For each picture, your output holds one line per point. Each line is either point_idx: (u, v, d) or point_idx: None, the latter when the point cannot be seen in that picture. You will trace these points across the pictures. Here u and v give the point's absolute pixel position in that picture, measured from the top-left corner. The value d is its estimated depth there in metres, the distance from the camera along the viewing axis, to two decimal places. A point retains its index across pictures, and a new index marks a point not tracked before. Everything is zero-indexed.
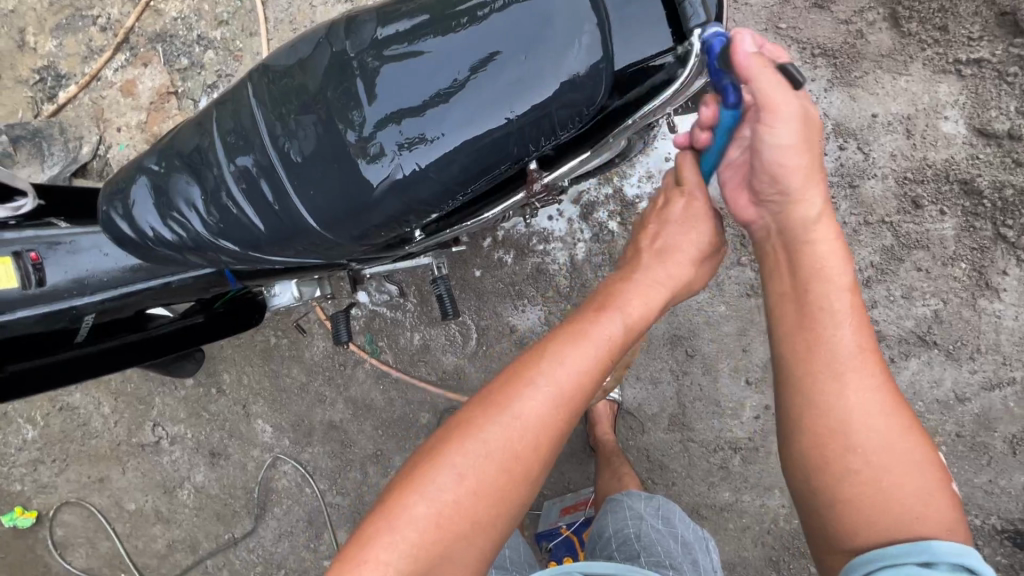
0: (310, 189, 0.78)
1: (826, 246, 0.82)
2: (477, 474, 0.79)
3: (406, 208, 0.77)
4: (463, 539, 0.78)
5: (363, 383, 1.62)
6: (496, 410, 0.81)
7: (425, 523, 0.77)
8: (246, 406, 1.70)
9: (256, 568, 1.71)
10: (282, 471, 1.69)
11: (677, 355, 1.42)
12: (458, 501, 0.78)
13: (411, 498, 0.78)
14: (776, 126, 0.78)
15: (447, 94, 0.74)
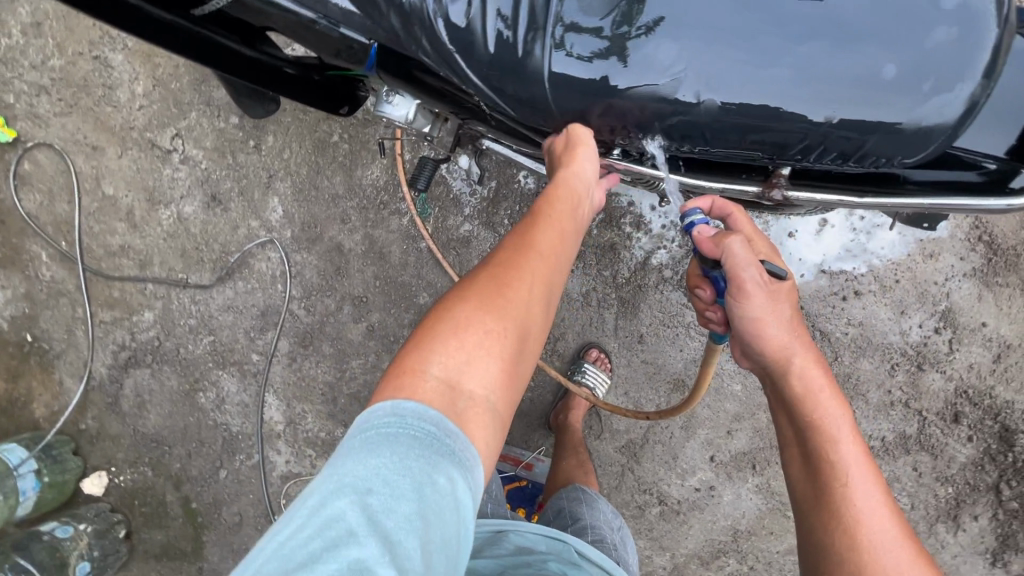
0: (571, 44, 0.72)
1: (819, 388, 0.89)
2: (503, 313, 0.83)
3: (650, 124, 0.74)
4: (492, 354, 0.81)
5: (390, 231, 1.54)
6: (502, 266, 0.87)
7: (463, 347, 0.80)
8: (271, 177, 1.61)
9: (189, 320, 1.66)
10: (267, 255, 1.61)
11: (673, 398, 1.43)
12: (484, 323, 0.82)
13: (441, 328, 0.81)
14: (748, 303, 0.88)
15: (754, 41, 0.69)
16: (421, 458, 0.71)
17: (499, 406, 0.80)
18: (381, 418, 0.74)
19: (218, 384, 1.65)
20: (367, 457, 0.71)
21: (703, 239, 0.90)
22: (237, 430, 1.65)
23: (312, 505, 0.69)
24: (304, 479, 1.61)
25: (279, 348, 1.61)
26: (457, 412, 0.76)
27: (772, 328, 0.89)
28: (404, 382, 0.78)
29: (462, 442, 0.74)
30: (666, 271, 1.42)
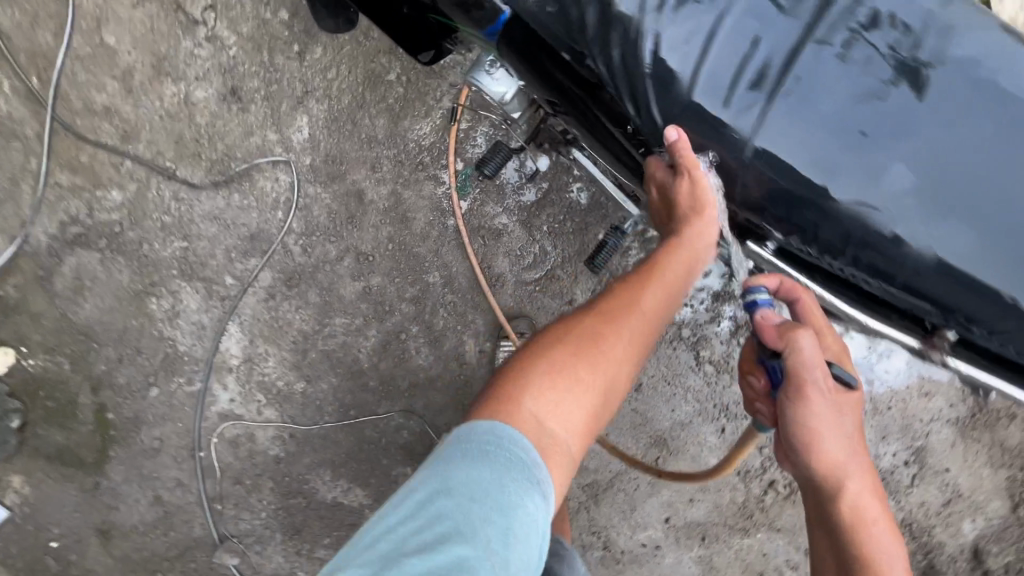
0: (734, 114, 0.74)
1: (863, 491, 0.89)
2: (602, 368, 0.84)
3: (790, 215, 0.76)
4: (579, 395, 0.82)
5: (421, 196, 1.41)
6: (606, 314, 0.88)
7: (549, 397, 0.80)
8: (306, 93, 1.42)
9: (165, 216, 1.46)
10: (275, 176, 1.43)
11: (649, 452, 1.42)
12: (573, 367, 0.83)
13: (541, 367, 0.82)
14: (813, 407, 0.85)
15: (892, 167, 0.71)
16: (514, 481, 0.72)
17: (573, 451, 0.80)
18: (479, 434, 0.75)
19: (177, 295, 1.47)
20: (469, 466, 0.73)
21: (768, 329, 0.86)
22: (184, 351, 1.48)
23: (416, 498, 0.73)
24: (244, 424, 1.47)
25: (259, 279, 1.45)
26: (540, 446, 0.76)
27: (830, 434, 0.87)
28: (492, 411, 0.78)
29: (544, 472, 0.75)
30: (685, 330, 1.40)
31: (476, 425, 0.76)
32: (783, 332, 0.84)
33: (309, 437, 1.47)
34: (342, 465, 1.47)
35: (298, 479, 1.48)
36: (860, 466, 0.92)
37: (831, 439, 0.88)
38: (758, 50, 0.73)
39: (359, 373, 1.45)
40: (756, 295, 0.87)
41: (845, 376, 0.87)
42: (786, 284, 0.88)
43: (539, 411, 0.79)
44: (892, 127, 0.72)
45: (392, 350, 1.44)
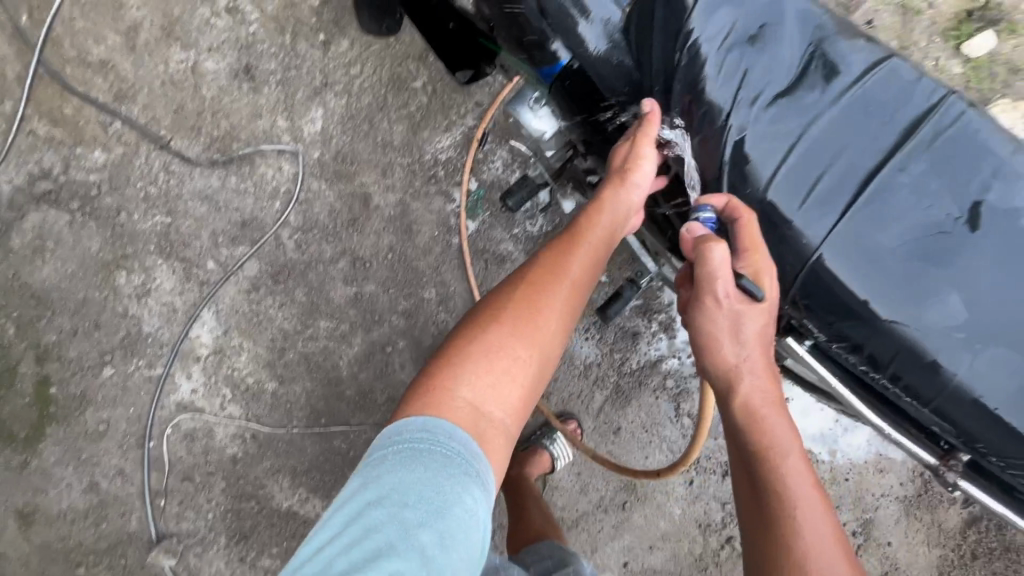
0: (800, 219, 0.69)
1: (762, 391, 0.77)
2: (537, 345, 0.81)
3: (841, 327, 0.70)
4: (515, 383, 0.79)
5: (429, 210, 1.38)
6: (537, 289, 0.84)
7: (484, 377, 0.77)
8: (325, 85, 1.37)
9: (150, 187, 1.37)
10: (280, 165, 1.37)
11: (618, 495, 1.44)
12: (501, 345, 0.79)
13: (477, 348, 0.79)
14: (713, 311, 0.77)
15: (961, 304, 0.66)
16: (452, 478, 0.69)
17: (513, 431, 0.79)
18: (410, 431, 0.72)
19: (150, 272, 1.38)
20: (400, 474, 0.68)
21: (686, 238, 0.75)
22: (149, 332, 1.39)
23: (343, 513, 0.67)
24: (203, 417, 1.39)
25: (244, 268, 1.38)
26: (478, 431, 0.74)
27: (726, 343, 0.78)
28: (425, 402, 0.75)
29: (483, 459, 0.72)
30: (670, 381, 1.42)
31: (403, 422, 0.73)
32: (698, 244, 0.73)
33: (272, 440, 1.39)
34: (303, 474, 1.39)
35: (253, 482, 1.39)
36: (775, 380, 0.79)
37: (731, 348, 0.77)
38: (836, 162, 0.69)
39: (337, 380, 1.39)
40: (697, 215, 0.73)
41: (756, 290, 0.71)
42: (730, 202, 0.71)
43: (472, 395, 0.76)
44: (972, 262, 0.66)
45: (375, 361, 1.39)
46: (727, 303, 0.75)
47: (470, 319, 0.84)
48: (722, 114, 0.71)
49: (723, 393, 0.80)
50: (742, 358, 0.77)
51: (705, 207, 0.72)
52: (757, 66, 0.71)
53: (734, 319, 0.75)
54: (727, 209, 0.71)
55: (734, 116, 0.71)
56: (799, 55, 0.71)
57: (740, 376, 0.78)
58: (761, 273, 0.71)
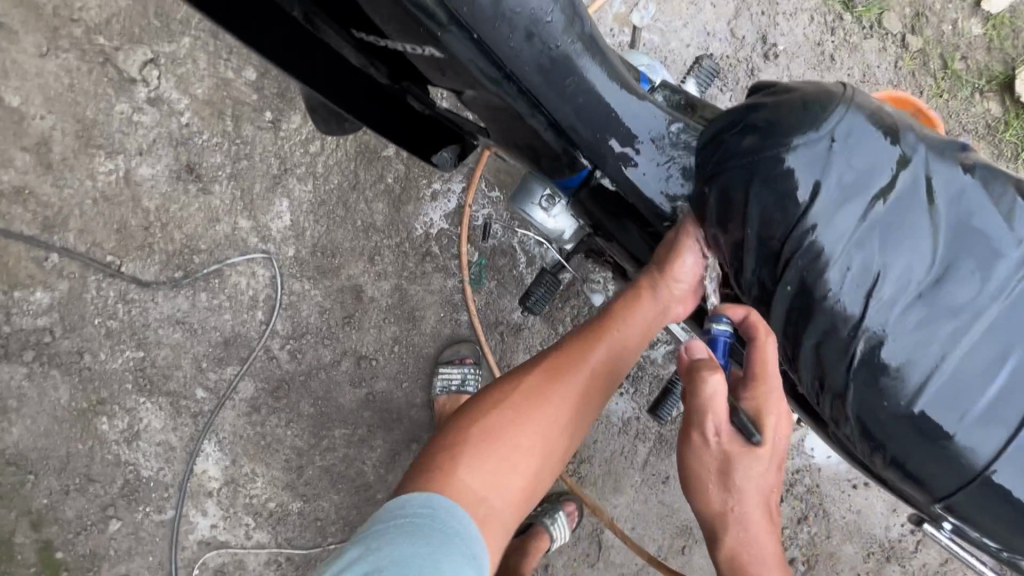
0: (962, 432, 0.63)
1: (752, 506, 0.70)
2: (547, 433, 0.74)
3: (1005, 532, 0.64)
4: (518, 472, 0.73)
5: (430, 290, 1.24)
6: (548, 369, 0.76)
7: (490, 467, 0.72)
8: (284, 171, 1.20)
9: (110, 321, 1.21)
10: (253, 271, 1.21)
11: (676, 542, 1.37)
12: (512, 427, 0.74)
13: (481, 431, 0.73)
14: (704, 437, 0.69)
15: None
16: (454, 560, 0.63)
17: (508, 524, 0.73)
18: (410, 508, 0.67)
19: (134, 413, 1.24)
20: (401, 542, 0.63)
21: (684, 357, 0.69)
22: (149, 476, 1.26)
23: (347, 563, 0.64)
24: (230, 552, 1.28)
25: (238, 390, 1.24)
26: (477, 517, 0.70)
27: (716, 467, 0.69)
28: (432, 479, 0.70)
29: (480, 544, 0.68)
30: None
31: (406, 499, 0.68)
32: (694, 365, 0.66)
33: (310, 561, 1.29)
34: None
35: None
36: (772, 533, 0.71)
37: (718, 491, 0.70)
38: (1000, 361, 0.62)
39: (365, 485, 1.29)
40: (711, 325, 0.68)
41: (753, 432, 0.68)
42: (750, 319, 0.66)
43: (476, 482, 0.71)
44: None
45: (402, 460, 1.29)
46: (716, 442, 0.69)
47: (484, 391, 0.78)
48: (818, 278, 0.63)
49: (711, 538, 0.73)
50: (734, 481, 0.69)
51: (722, 317, 0.68)
52: (888, 252, 0.62)
53: (723, 459, 0.68)
54: (743, 325, 0.67)
55: (869, 317, 0.62)
56: (934, 232, 0.62)
57: (727, 522, 0.71)
58: (761, 414, 0.68)
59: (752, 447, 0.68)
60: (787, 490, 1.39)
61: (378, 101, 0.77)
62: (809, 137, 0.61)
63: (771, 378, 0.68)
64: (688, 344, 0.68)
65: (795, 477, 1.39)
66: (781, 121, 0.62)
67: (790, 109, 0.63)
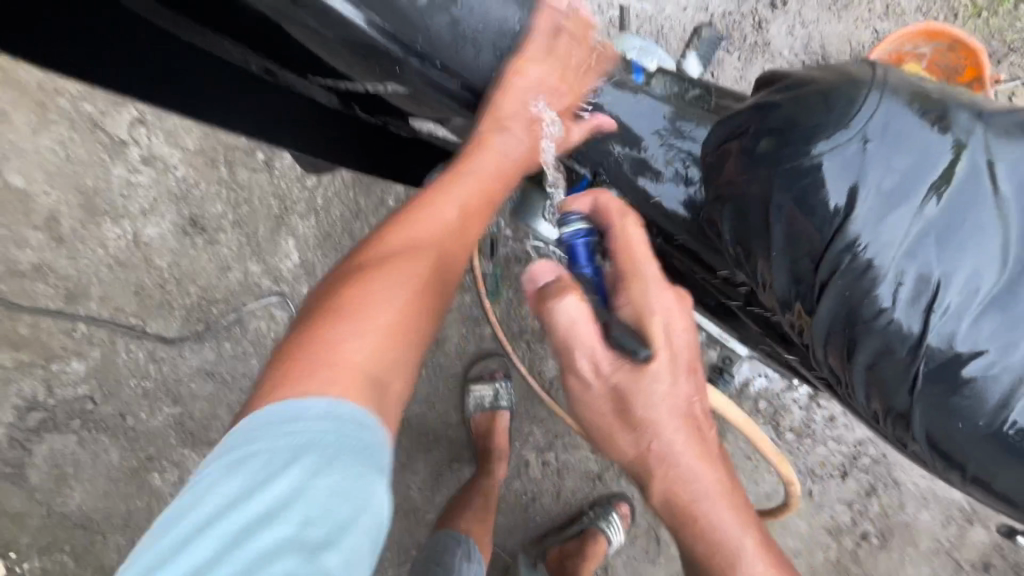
0: None
1: (665, 426, 0.61)
2: (404, 289, 0.52)
3: None
4: (363, 328, 0.48)
5: (448, 308, 1.21)
6: (397, 239, 0.56)
7: (343, 359, 0.46)
8: (285, 210, 1.18)
9: (144, 381, 1.23)
10: (270, 313, 1.20)
11: None
12: (400, 272, 0.53)
13: (318, 325, 0.49)
14: (585, 364, 0.61)
15: None
16: (346, 471, 0.40)
17: (365, 373, 0.46)
18: (270, 438, 0.41)
19: (181, 466, 1.26)
20: (312, 496, 0.39)
21: (530, 286, 0.64)
22: None
23: (212, 505, 0.39)
24: None
25: None
26: (364, 396, 0.45)
27: (608, 394, 0.62)
28: (289, 366, 0.46)
29: (384, 449, 0.44)
30: (762, 402, 1.29)
31: (256, 425, 0.42)
32: (546, 293, 0.62)
33: None
34: None
35: None
36: (705, 460, 0.61)
37: (626, 431, 0.62)
38: None
39: (413, 509, 1.28)
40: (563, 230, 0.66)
41: (631, 344, 0.60)
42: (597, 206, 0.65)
43: (360, 346, 0.48)
44: None
45: (446, 480, 1.27)
46: (601, 374, 0.61)
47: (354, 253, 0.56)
48: (871, 304, 0.51)
49: (639, 482, 0.63)
50: (635, 406, 0.61)
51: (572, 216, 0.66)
52: (953, 259, 0.49)
53: (611, 389, 0.61)
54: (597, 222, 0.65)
55: (942, 341, 0.49)
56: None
57: (649, 462, 0.62)
58: (642, 316, 0.61)
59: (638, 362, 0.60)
60: (851, 464, 1.31)
61: (369, 139, 0.75)
62: (836, 139, 0.51)
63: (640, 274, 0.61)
64: (532, 268, 0.64)
65: (858, 450, 1.31)
66: (796, 118, 0.54)
67: (802, 103, 0.54)
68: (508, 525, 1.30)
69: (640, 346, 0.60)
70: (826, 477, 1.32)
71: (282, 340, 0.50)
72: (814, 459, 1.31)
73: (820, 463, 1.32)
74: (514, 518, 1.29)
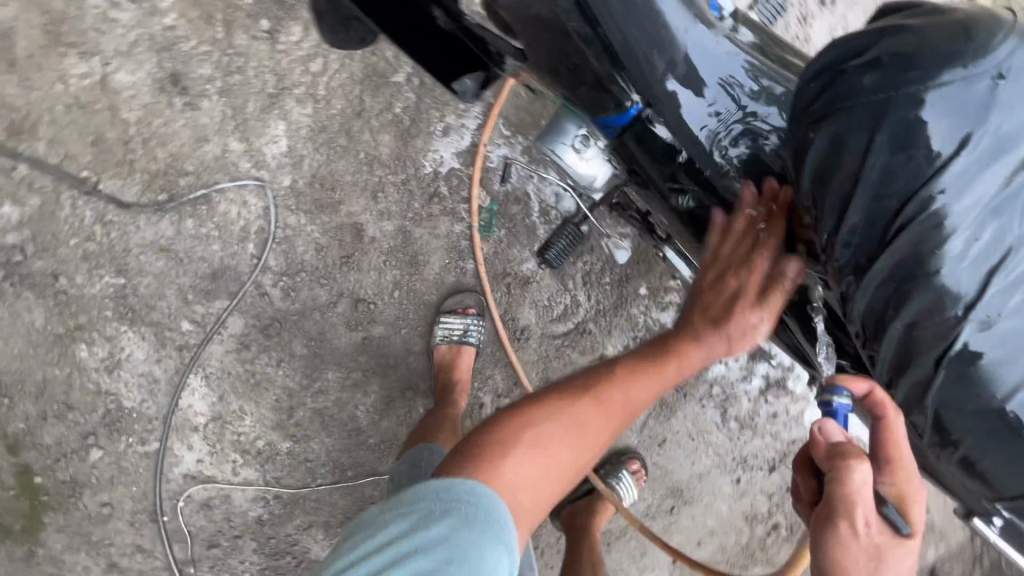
0: None
1: None
2: (564, 448, 0.69)
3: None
4: (552, 475, 0.69)
5: (435, 234, 1.16)
6: (591, 395, 0.73)
7: (526, 477, 0.66)
8: (281, 90, 1.08)
9: (85, 243, 1.11)
10: (243, 198, 1.11)
11: (665, 503, 1.40)
12: (574, 432, 0.70)
13: (515, 435, 0.68)
14: (855, 530, 0.58)
15: None
16: (487, 538, 0.59)
17: (542, 506, 0.68)
18: (460, 493, 0.61)
19: (114, 341, 1.17)
20: (458, 525, 0.59)
21: (819, 442, 0.60)
22: (132, 406, 1.21)
23: (410, 515, 0.61)
24: (218, 486, 1.27)
25: (226, 326, 1.17)
26: (513, 509, 0.64)
27: (870, 565, 0.57)
28: (478, 467, 0.65)
29: (517, 537, 0.63)
30: (716, 388, 1.34)
31: (454, 481, 0.63)
32: (836, 452, 0.58)
33: (298, 499, 1.28)
34: (336, 526, 1.31)
35: (284, 541, 1.31)
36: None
37: None
38: None
39: (357, 430, 1.26)
40: (830, 396, 0.60)
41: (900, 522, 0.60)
42: (875, 394, 0.60)
43: (524, 476, 0.66)
44: None
45: (397, 407, 1.25)
46: (867, 534, 0.58)
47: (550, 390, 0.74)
48: (939, 254, 0.51)
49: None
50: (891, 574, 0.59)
51: (841, 389, 0.60)
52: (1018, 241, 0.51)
53: (877, 556, 0.58)
54: (866, 400, 0.61)
55: (981, 318, 0.52)
56: None
57: None
58: (903, 497, 0.61)
59: (899, 539, 0.59)
60: (779, 460, 1.39)
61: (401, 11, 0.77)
62: (964, 74, 0.49)
63: (908, 460, 0.61)
64: (829, 419, 0.59)
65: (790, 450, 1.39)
66: (923, 44, 0.50)
67: (932, 29, 0.51)
68: None
69: (903, 524, 0.60)
70: (755, 469, 1.40)
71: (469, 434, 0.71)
72: (749, 449, 1.38)
73: (754, 454, 1.39)
74: None
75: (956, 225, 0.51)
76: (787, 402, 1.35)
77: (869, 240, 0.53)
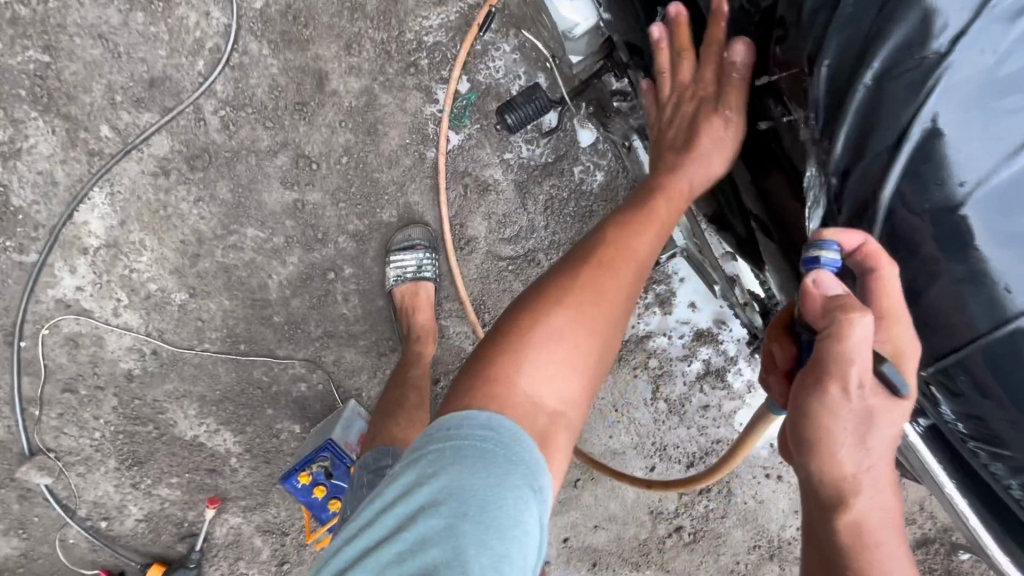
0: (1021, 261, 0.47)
1: (882, 461, 0.53)
2: (575, 339, 0.62)
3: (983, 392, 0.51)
4: (569, 369, 0.61)
5: (402, 108, 1.07)
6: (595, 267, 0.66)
7: (538, 378, 0.59)
8: None
9: (18, 6, 1.00)
10: (207, 8, 1.02)
11: (571, 473, 1.32)
12: (585, 313, 0.63)
13: (517, 348, 0.60)
14: (842, 393, 0.51)
15: None
16: (511, 488, 0.53)
17: (575, 424, 0.62)
18: (465, 431, 0.55)
19: (18, 126, 1.03)
20: (467, 473, 0.53)
21: (810, 295, 0.52)
22: (17, 206, 1.07)
23: (399, 488, 0.55)
24: (92, 324, 1.13)
25: (149, 143, 1.06)
26: (536, 429, 0.57)
27: (848, 432, 0.52)
28: (483, 394, 0.58)
29: (542, 467, 0.56)
30: (653, 360, 1.25)
31: (454, 418, 0.56)
32: (832, 307, 0.50)
33: (177, 361, 1.15)
34: (213, 403, 1.18)
35: (151, 406, 1.18)
36: (894, 485, 0.55)
37: (851, 456, 0.53)
38: None
39: (263, 302, 1.14)
40: (818, 253, 0.51)
41: (897, 380, 0.51)
42: (868, 247, 0.50)
43: (535, 388, 0.59)
44: None
45: (312, 287, 1.14)
46: (858, 395, 0.51)
47: (554, 271, 0.67)
48: None
49: (825, 502, 0.54)
50: (874, 445, 0.53)
51: (831, 244, 0.51)
52: None
53: (862, 414, 0.51)
54: (853, 258, 0.52)
55: (977, 170, 0.47)
56: None
57: (855, 493, 0.53)
58: (901, 354, 0.52)
59: (892, 401, 0.52)
60: (699, 457, 1.30)
61: None
62: None
63: (902, 310, 0.51)
64: (824, 267, 0.51)
65: (715, 452, 1.30)
66: None
67: None
68: (355, 365, 1.18)
69: (903, 383, 0.51)
70: (674, 463, 1.30)
71: (471, 357, 0.63)
72: (672, 438, 1.29)
73: (676, 445, 1.30)
74: (366, 361, 1.18)
75: (954, 70, 0.46)
76: (722, 397, 1.27)
77: (852, 57, 0.50)
